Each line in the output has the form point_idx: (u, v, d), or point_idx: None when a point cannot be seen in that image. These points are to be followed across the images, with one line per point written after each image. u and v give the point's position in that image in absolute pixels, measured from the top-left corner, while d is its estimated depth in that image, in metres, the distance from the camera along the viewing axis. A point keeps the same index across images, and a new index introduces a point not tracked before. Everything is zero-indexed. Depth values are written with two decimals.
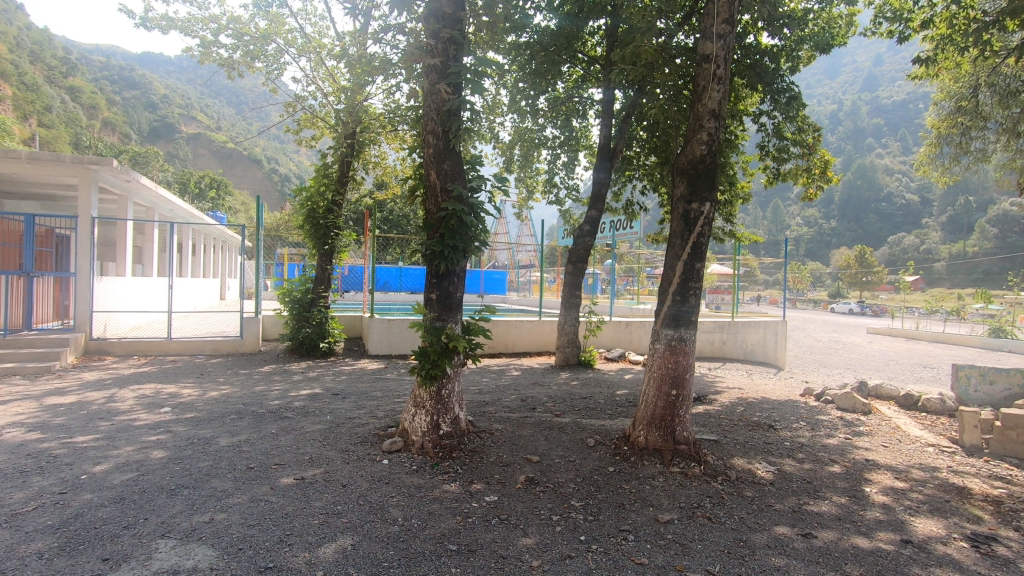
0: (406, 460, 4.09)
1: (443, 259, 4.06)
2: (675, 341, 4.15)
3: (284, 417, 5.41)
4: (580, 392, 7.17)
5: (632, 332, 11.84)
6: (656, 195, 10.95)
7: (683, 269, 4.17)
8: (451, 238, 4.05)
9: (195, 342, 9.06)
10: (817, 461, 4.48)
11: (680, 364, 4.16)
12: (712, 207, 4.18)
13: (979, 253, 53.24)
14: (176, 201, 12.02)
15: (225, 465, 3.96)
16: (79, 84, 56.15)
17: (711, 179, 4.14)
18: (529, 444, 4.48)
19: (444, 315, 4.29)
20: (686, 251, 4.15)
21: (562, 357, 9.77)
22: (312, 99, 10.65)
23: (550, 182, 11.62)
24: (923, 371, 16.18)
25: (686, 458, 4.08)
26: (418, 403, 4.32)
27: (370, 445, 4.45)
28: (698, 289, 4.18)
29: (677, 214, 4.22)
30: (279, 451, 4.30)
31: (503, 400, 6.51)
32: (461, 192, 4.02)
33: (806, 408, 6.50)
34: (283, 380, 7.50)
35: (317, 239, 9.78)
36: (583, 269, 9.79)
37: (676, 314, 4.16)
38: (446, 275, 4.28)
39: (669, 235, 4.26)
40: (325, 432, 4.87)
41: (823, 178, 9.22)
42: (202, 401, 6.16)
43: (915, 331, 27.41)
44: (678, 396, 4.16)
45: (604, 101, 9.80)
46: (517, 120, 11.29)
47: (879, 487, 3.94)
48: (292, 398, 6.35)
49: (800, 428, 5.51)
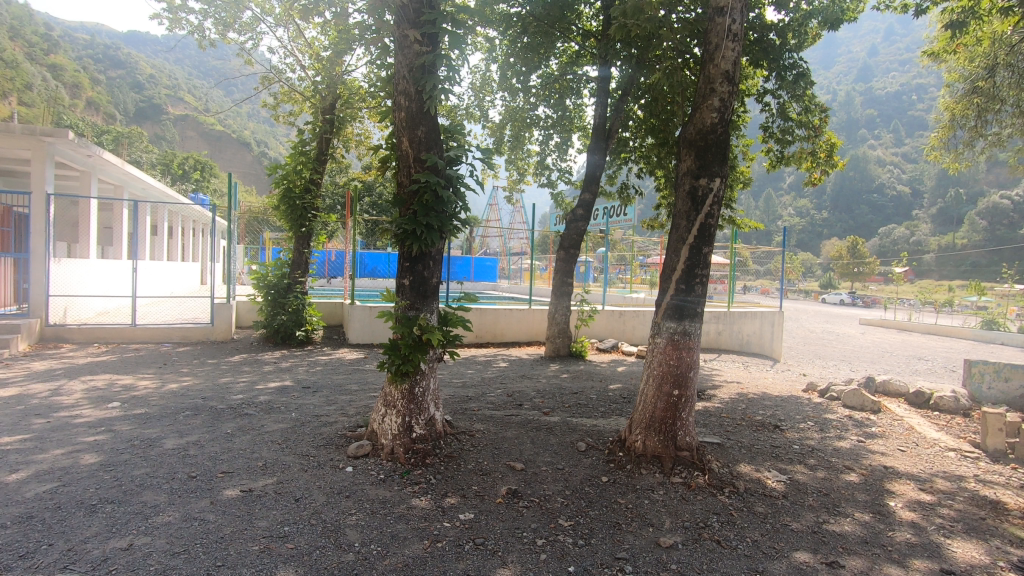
0: (373, 467, 3.61)
1: (416, 239, 3.53)
2: (678, 335, 3.69)
3: (244, 414, 4.90)
4: (571, 386, 6.70)
5: (625, 322, 11.41)
6: (653, 179, 10.44)
7: (689, 253, 3.69)
8: (425, 215, 3.53)
9: (161, 330, 8.49)
10: (831, 468, 4.04)
11: (683, 361, 3.70)
12: (723, 183, 3.70)
13: (969, 246, 53.36)
14: (147, 179, 11.36)
15: (164, 473, 3.45)
16: (60, 61, 54.38)
17: (722, 153, 3.65)
18: (513, 448, 4.02)
19: (417, 304, 3.79)
20: (692, 234, 3.68)
21: (552, 348, 9.32)
22: (290, 72, 10.02)
23: (542, 164, 11.08)
24: (919, 364, 15.90)
25: (689, 467, 3.64)
26: (388, 402, 3.84)
27: (335, 449, 3.96)
28: (705, 276, 3.72)
29: (682, 191, 3.73)
30: (229, 455, 3.80)
31: (487, 395, 6.03)
32: (439, 164, 3.49)
33: (810, 406, 6.09)
34: (252, 372, 6.97)
35: (293, 221, 9.16)
36: (575, 255, 9.30)
37: (680, 304, 3.69)
38: (419, 258, 3.77)
39: (674, 216, 3.78)
40: (287, 433, 4.37)
41: (827, 162, 8.75)
42: (157, 395, 5.62)
43: (907, 322, 27.25)
44: (680, 397, 3.71)
45: (600, 78, 9.25)
46: (508, 99, 10.73)
47: (905, 500, 3.51)
48: (258, 392, 5.85)
49: (809, 429, 5.09)
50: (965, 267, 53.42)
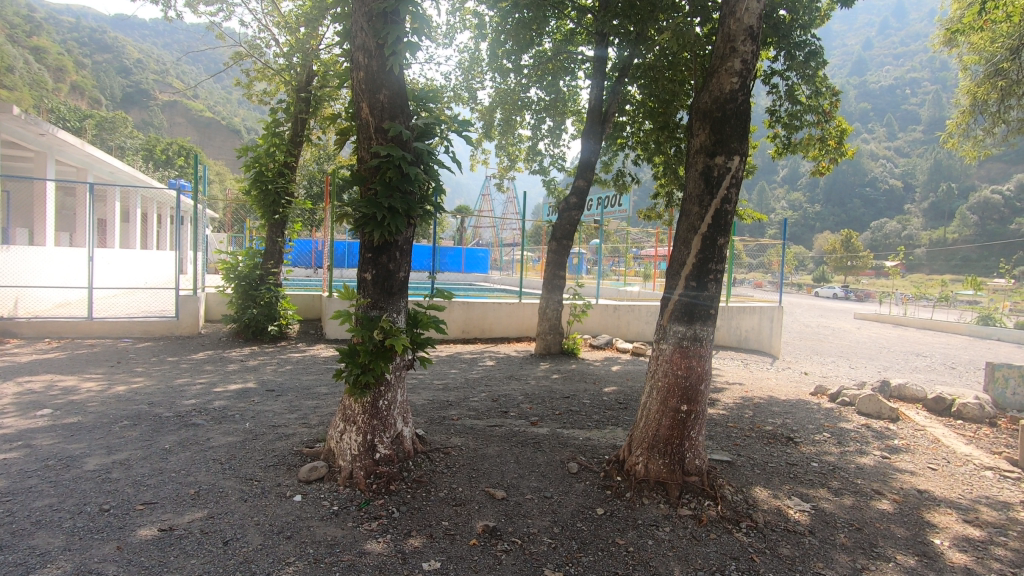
0: (326, 497, 3.04)
1: (376, 226, 2.94)
2: (686, 340, 3.15)
3: (191, 425, 4.31)
4: (562, 389, 6.14)
5: (620, 317, 10.89)
6: (651, 167, 9.84)
7: (701, 246, 3.14)
8: (388, 196, 2.93)
9: (121, 323, 7.85)
10: (858, 494, 3.52)
11: (693, 371, 3.16)
12: (742, 162, 3.13)
13: (960, 241, 53.43)
14: (112, 160, 10.63)
15: (70, 505, 2.86)
16: (43, 41, 52.76)
17: (741, 126, 3.09)
18: (494, 469, 3.47)
19: (381, 302, 3.21)
20: (706, 220, 3.12)
21: (543, 345, 8.78)
22: (265, 48, 9.31)
23: (533, 150, 10.47)
24: (919, 360, 15.51)
25: (698, 495, 3.11)
26: (347, 417, 3.28)
27: (284, 471, 3.38)
28: (719, 271, 3.18)
29: (694, 172, 3.18)
30: (158, 480, 3.22)
31: (470, 400, 5.46)
32: (406, 135, 2.89)
33: (822, 413, 5.59)
34: (214, 372, 6.37)
35: (267, 208, 8.46)
36: (568, 247, 8.72)
37: (690, 304, 3.14)
38: (383, 248, 3.19)
39: (685, 200, 3.23)
40: (234, 449, 3.78)
41: (836, 151, 8.17)
42: (99, 399, 5.01)
43: (902, 317, 26.92)
44: (688, 414, 3.17)
45: (597, 58, 8.64)
46: (498, 80, 10.09)
47: (951, 538, 2.99)
48: (213, 396, 5.24)
49: (826, 442, 4.57)
50: (956, 262, 53.56)
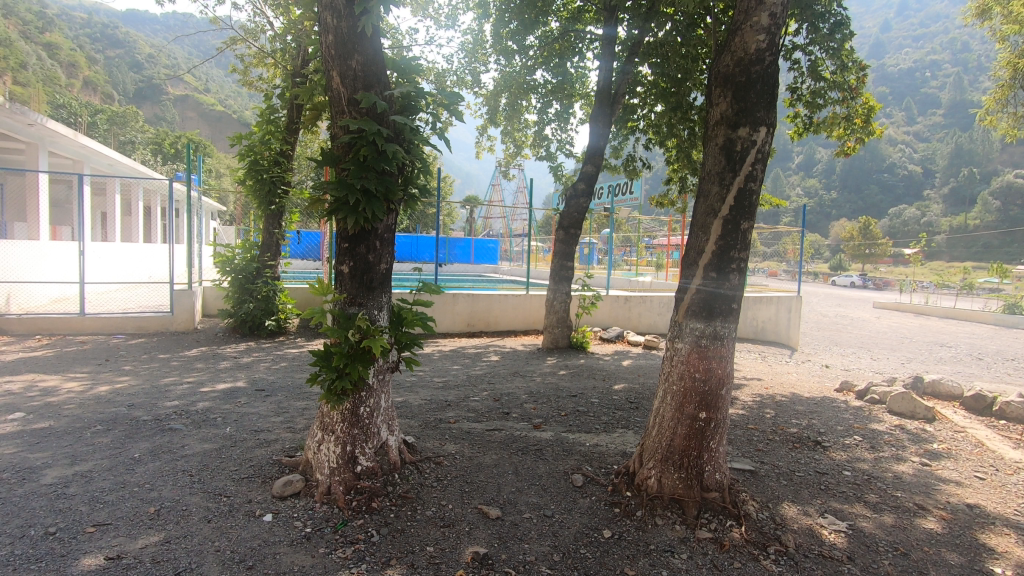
0: (299, 516, 2.71)
1: (350, 210, 2.58)
2: (704, 338, 2.78)
3: (168, 430, 4.01)
4: (569, 387, 5.77)
5: (631, 309, 10.48)
6: (663, 151, 9.38)
7: (722, 231, 2.75)
8: (362, 176, 2.57)
9: (114, 319, 7.61)
10: (900, 509, 3.13)
11: (712, 375, 2.79)
12: (769, 133, 2.72)
13: (981, 228, 52.09)
14: (107, 151, 10.36)
15: (13, 528, 2.56)
16: (55, 37, 52.99)
17: (769, 91, 2.68)
18: (489, 482, 3.13)
19: (360, 297, 2.85)
20: (728, 201, 2.73)
21: (551, 339, 8.40)
22: (260, 32, 8.95)
23: (540, 135, 10.04)
24: (943, 350, 14.94)
25: (719, 515, 2.75)
26: (325, 426, 2.95)
27: (258, 485, 3.06)
28: (743, 259, 2.79)
29: (714, 145, 2.78)
30: (119, 496, 2.91)
31: (470, 400, 5.12)
32: (382, 106, 2.52)
33: (850, 413, 5.20)
34: (204, 370, 6.09)
35: (262, 198, 8.14)
36: (576, 236, 8.31)
37: (709, 299, 2.77)
38: (361, 236, 2.83)
39: (704, 178, 2.84)
40: (208, 458, 3.47)
41: (862, 130, 7.68)
42: (78, 401, 4.73)
43: (923, 306, 26.16)
44: (707, 422, 2.80)
45: (606, 37, 8.18)
46: (503, 63, 9.65)
47: (1013, 566, 2.60)
48: (198, 397, 4.95)
49: (857, 447, 4.18)
50: (977, 248, 52.23)
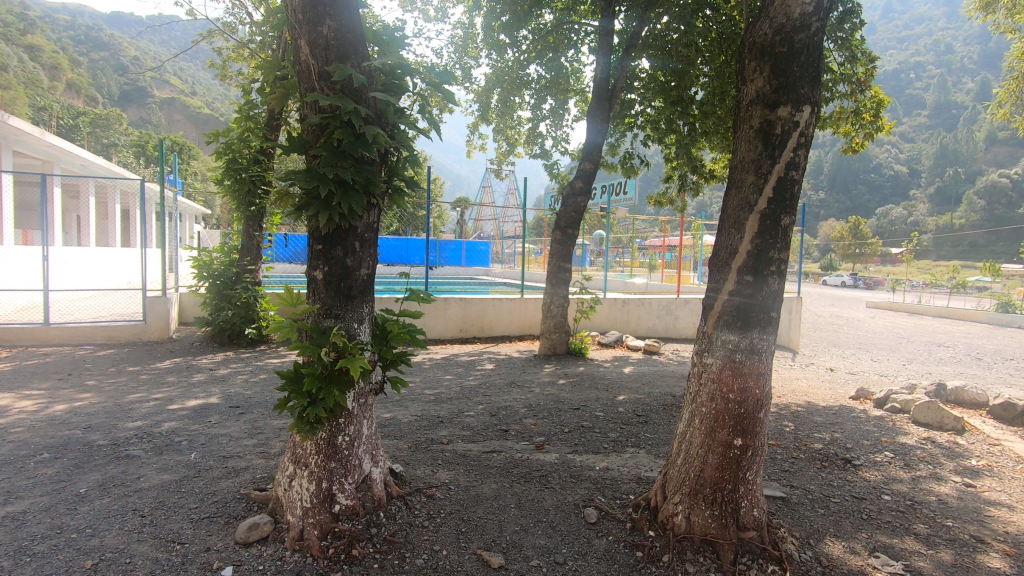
0: (264, 569, 2.28)
1: (322, 204, 2.16)
2: (739, 353, 2.39)
3: (125, 457, 3.55)
4: (571, 399, 5.36)
5: (629, 312, 10.11)
6: (661, 148, 9.02)
7: (759, 228, 2.36)
8: (336, 163, 2.15)
9: (82, 329, 7.11)
10: (956, 543, 2.76)
11: (749, 397, 2.40)
12: (813, 113, 2.35)
13: (967, 227, 52.52)
14: (77, 150, 9.82)
15: None
16: (36, 39, 51.89)
17: (813, 64, 2.31)
18: (490, 518, 2.72)
19: (336, 309, 2.43)
20: (766, 192, 2.35)
21: (548, 345, 8.00)
22: (238, 26, 8.50)
23: (534, 132, 9.65)
24: (942, 351, 14.72)
25: (759, 559, 2.36)
26: (298, 459, 2.52)
27: (220, 527, 2.62)
28: (783, 260, 2.41)
29: (748, 129, 2.41)
30: (51, 545, 2.46)
31: (465, 415, 4.69)
32: (358, 80, 2.11)
33: (873, 425, 4.84)
34: (175, 384, 5.62)
35: (241, 198, 7.29)
36: (574, 237, 7.91)
37: (744, 307, 2.39)
38: (337, 236, 2.40)
39: (737, 167, 2.45)
40: (167, 492, 3.03)
41: (871, 125, 7.39)
42: (28, 423, 4.26)
43: (916, 305, 26.03)
44: (743, 450, 2.42)
45: (603, 28, 7.82)
46: (495, 57, 9.25)
47: None
48: (165, 417, 4.49)
49: (889, 465, 3.82)
50: (964, 247, 52.60)
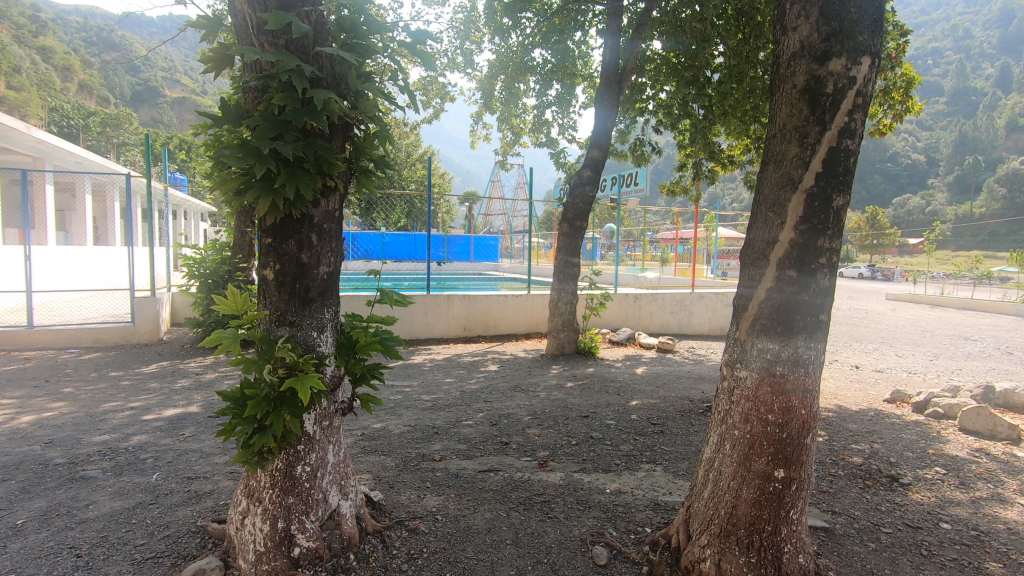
0: None
1: (265, 186, 1.77)
2: (780, 365, 1.95)
3: (80, 479, 3.18)
4: (580, 405, 4.93)
5: (641, 308, 9.63)
6: (674, 134, 8.52)
7: (807, 210, 1.91)
8: (277, 134, 1.73)
9: (68, 332, 6.80)
10: None
11: (792, 418, 1.96)
12: (873, 67, 1.89)
13: (988, 216, 51.15)
14: (68, 145, 9.54)
15: None
16: (50, 40, 52.14)
17: (874, 3, 1.85)
18: (482, 559, 2.31)
19: (291, 314, 2.02)
20: (813, 166, 1.90)
21: (556, 344, 7.56)
22: None
23: (540, 120, 9.18)
24: (969, 345, 14.07)
25: None
26: (252, 493, 2.12)
27: (165, 572, 2.24)
28: (834, 249, 1.95)
29: (789, 89, 1.96)
30: None
31: (463, 425, 4.28)
32: (299, 29, 1.70)
33: (915, 434, 4.36)
34: (157, 391, 5.26)
35: None
36: (582, 229, 7.46)
37: (787, 308, 1.95)
38: (288, 226, 1.99)
39: (777, 137, 2.00)
40: (115, 524, 2.65)
41: (901, 106, 6.82)
42: None
43: (938, 297, 25.19)
44: (785, 484, 1.98)
45: (610, 7, 7.33)
46: (498, 42, 8.78)
47: None
48: (136, 429, 4.13)
49: (943, 484, 3.33)
50: (985, 236, 51.23)
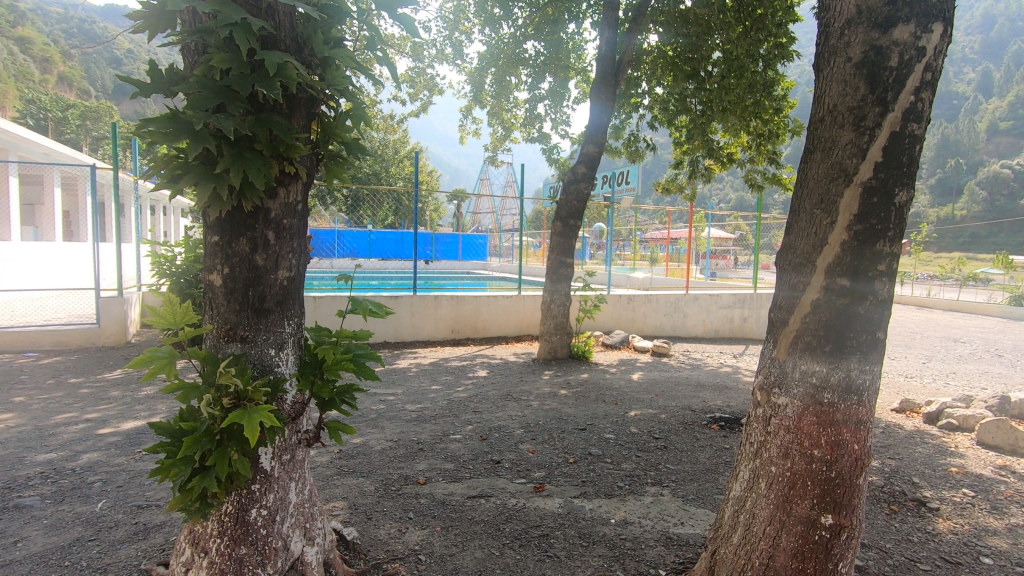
0: None
1: (205, 170, 1.43)
2: (828, 392, 1.65)
3: (12, 509, 2.78)
4: (576, 416, 4.60)
5: (635, 310, 9.34)
6: (670, 129, 8.22)
7: (864, 208, 1.60)
8: (220, 104, 1.38)
9: (27, 334, 6.35)
10: None
11: (843, 455, 1.65)
12: (944, 36, 1.58)
13: (970, 218, 51.84)
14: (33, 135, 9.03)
15: None
16: (27, 29, 50.65)
17: None
18: None
19: (243, 327, 1.67)
20: (871, 155, 1.59)
21: (548, 348, 7.24)
22: None
23: (532, 115, 8.86)
24: (960, 347, 14.02)
25: None
26: (197, 542, 1.77)
27: None
28: (894, 255, 1.65)
29: (842, 64, 1.65)
30: None
31: (451, 439, 3.94)
32: None
33: (932, 448, 4.11)
34: (117, 400, 4.84)
35: None
36: (576, 228, 7.14)
37: (837, 325, 1.64)
38: (237, 221, 1.63)
39: (825, 121, 1.69)
40: (43, 568, 2.26)
41: None
42: None
43: (924, 298, 25.32)
44: (833, 533, 1.67)
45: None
46: (490, 32, 8.43)
47: None
48: (89, 445, 3.72)
49: (974, 508, 3.07)
50: (966, 238, 51.91)
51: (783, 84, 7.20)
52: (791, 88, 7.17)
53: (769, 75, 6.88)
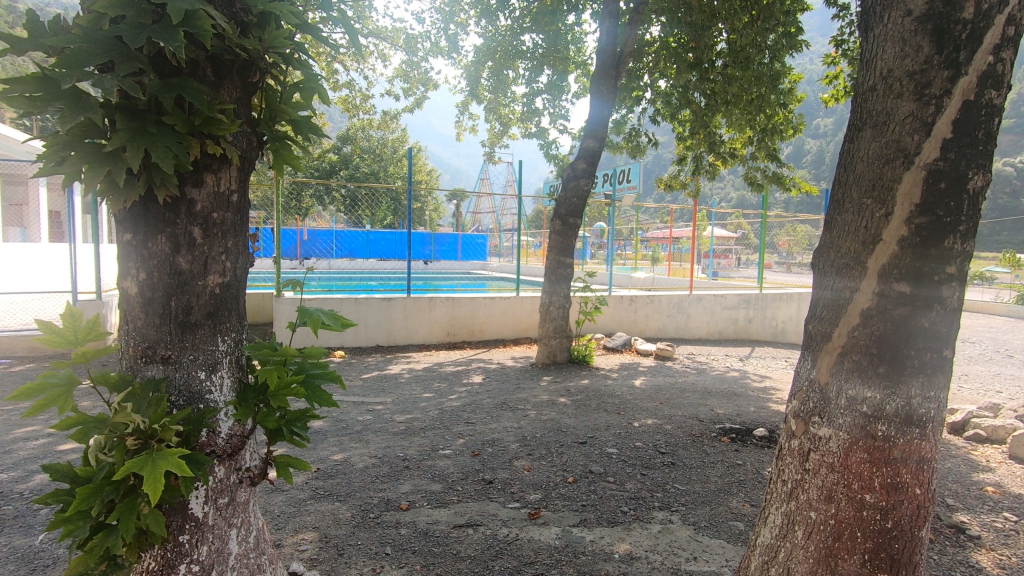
0: None
1: (95, 148, 1.13)
2: (883, 424, 1.34)
3: None
4: (576, 428, 4.29)
5: (637, 311, 9.02)
6: (673, 124, 7.91)
7: (929, 196, 1.29)
8: (107, 62, 1.08)
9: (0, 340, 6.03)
10: None
11: (901, 501, 1.35)
12: None
13: None
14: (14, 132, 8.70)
15: None
16: None
17: None
18: None
19: (161, 345, 1.37)
20: (939, 129, 1.28)
21: (547, 352, 6.92)
22: None
23: (529, 110, 8.55)
24: (970, 347, 13.68)
25: None
26: None
27: None
28: (965, 253, 1.33)
29: (901, 19, 1.34)
30: None
31: (439, 456, 3.63)
32: None
33: (960, 462, 3.79)
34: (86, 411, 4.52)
35: None
36: (576, 227, 6.82)
37: (895, 341, 1.33)
38: (149, 213, 1.32)
39: (877, 89, 1.38)
40: None
41: None
42: None
43: None
44: None
45: None
46: (486, 24, 8.12)
47: None
48: (45, 464, 3.41)
49: (1018, 536, 2.75)
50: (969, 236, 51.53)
51: (789, 77, 6.95)
52: (798, 81, 6.91)
53: (776, 67, 6.60)
